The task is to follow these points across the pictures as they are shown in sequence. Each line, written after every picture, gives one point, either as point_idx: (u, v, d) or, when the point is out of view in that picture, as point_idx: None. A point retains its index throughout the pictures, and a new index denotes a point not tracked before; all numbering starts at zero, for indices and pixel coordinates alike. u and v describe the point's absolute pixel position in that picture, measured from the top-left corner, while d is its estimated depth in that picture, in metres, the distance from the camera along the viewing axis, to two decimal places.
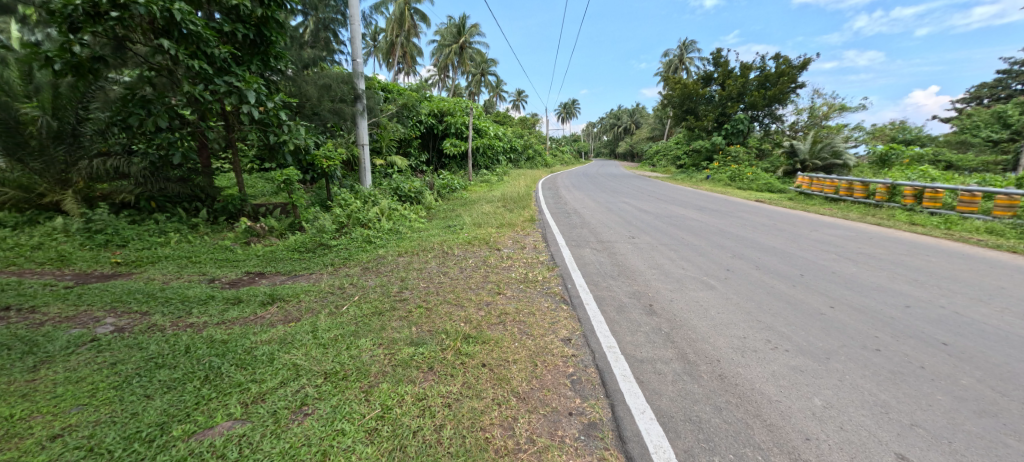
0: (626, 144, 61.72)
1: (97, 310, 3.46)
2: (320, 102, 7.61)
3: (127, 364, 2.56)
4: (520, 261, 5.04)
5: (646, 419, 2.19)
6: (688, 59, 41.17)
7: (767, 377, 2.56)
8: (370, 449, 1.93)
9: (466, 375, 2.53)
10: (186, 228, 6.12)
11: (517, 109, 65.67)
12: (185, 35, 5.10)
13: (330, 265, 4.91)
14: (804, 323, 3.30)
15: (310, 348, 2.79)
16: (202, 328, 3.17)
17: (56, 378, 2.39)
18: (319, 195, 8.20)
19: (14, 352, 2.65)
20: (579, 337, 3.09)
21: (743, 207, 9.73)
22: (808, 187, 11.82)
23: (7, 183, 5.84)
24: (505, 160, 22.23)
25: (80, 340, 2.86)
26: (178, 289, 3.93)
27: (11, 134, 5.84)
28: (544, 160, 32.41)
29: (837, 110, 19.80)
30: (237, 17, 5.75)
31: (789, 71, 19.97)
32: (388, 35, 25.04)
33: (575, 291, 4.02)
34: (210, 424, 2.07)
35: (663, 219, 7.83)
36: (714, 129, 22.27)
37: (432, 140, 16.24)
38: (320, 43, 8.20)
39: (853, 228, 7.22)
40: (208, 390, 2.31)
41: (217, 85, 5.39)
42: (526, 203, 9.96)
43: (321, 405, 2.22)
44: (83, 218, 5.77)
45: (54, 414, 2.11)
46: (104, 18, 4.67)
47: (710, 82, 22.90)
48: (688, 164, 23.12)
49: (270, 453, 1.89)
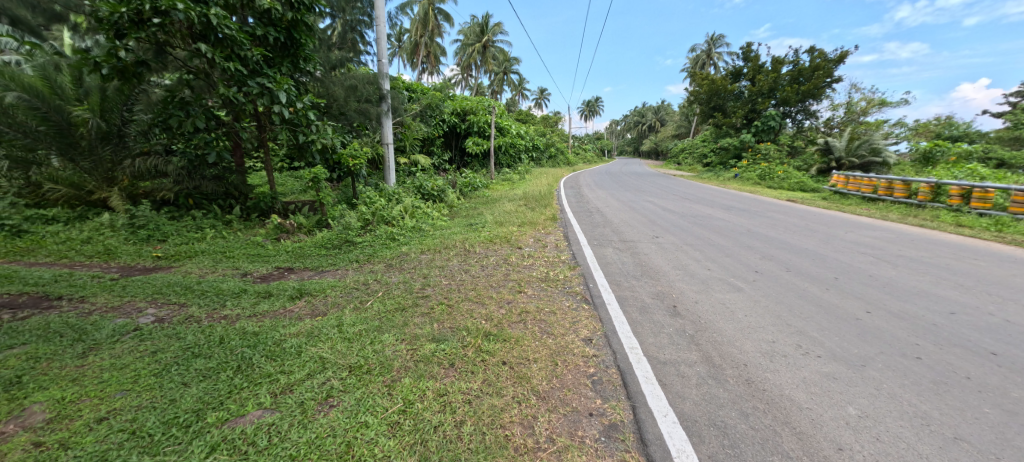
0: (650, 143, 60.47)
1: (139, 301, 3.66)
2: (347, 102, 7.76)
3: (166, 353, 2.70)
4: (541, 260, 5.02)
5: (669, 423, 2.14)
6: (716, 54, 39.92)
7: (797, 384, 2.46)
8: (392, 442, 1.97)
9: (487, 372, 2.54)
10: (221, 225, 6.41)
11: (539, 108, 65.05)
12: (221, 39, 5.33)
13: (355, 261, 5.04)
14: (837, 328, 3.16)
15: (336, 342, 2.86)
16: (235, 320, 3.31)
17: (103, 364, 2.55)
18: (345, 193, 8.41)
19: (65, 340, 2.84)
20: (600, 337, 3.06)
21: (773, 207, 9.40)
22: (844, 187, 11.28)
23: (59, 181, 6.26)
24: (527, 159, 22.21)
25: (124, 329, 3.03)
26: (213, 282, 4.11)
27: (64, 135, 6.24)
28: (566, 159, 32.19)
29: (877, 105, 18.76)
30: (269, 21, 5.93)
31: (825, 65, 19.09)
32: (412, 35, 25.42)
33: (597, 291, 3.97)
34: (242, 412, 2.16)
35: (687, 219, 7.65)
36: (744, 126, 21.56)
37: (454, 139, 16.42)
38: (347, 45, 8.40)
39: (893, 229, 6.86)
40: (240, 380, 2.41)
41: (251, 87, 5.58)
42: (548, 201, 9.93)
43: (346, 397, 2.28)
44: (128, 214, 6.11)
45: (101, 399, 2.24)
46: (147, 24, 4.93)
47: (739, 78, 22.22)
48: (714, 163, 22.51)
49: (298, 442, 1.95)
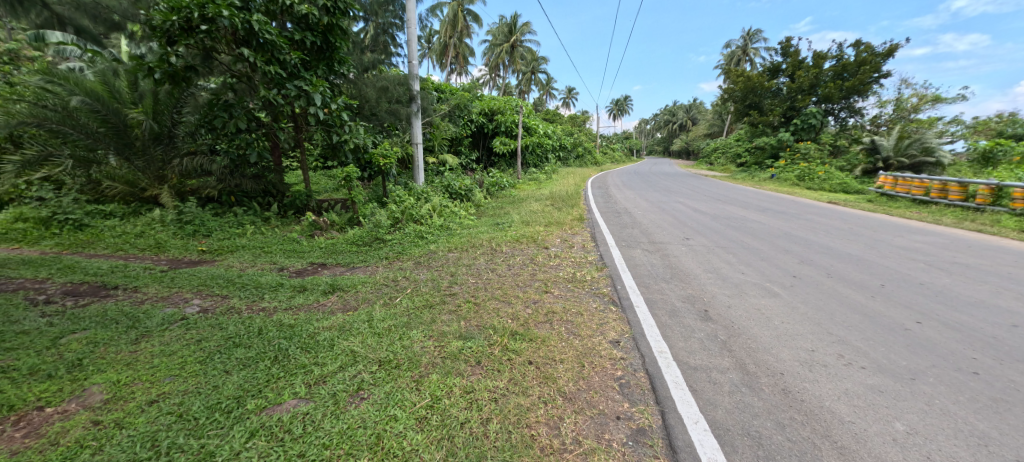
0: (681, 143, 58.92)
1: (186, 292, 3.89)
2: (378, 103, 7.96)
3: (210, 342, 2.86)
4: (568, 260, 4.99)
5: (699, 430, 2.09)
6: (752, 50, 38.40)
7: (839, 396, 2.34)
8: (420, 436, 2.01)
9: (513, 371, 2.55)
10: (260, 221, 6.71)
11: (566, 108, 64.60)
12: (262, 44, 5.59)
13: (385, 258, 5.16)
14: (884, 339, 2.98)
15: (367, 336, 2.94)
16: (273, 312, 3.47)
17: (154, 351, 2.73)
18: (375, 192, 8.64)
19: (120, 327, 3.05)
20: (628, 340, 3.01)
21: (813, 209, 8.96)
22: (892, 188, 10.63)
23: (116, 179, 6.72)
24: (554, 159, 22.10)
25: (172, 318, 3.23)
26: (253, 276, 4.31)
27: (121, 136, 6.69)
28: (593, 159, 31.83)
29: (930, 101, 17.56)
30: (306, 25, 6.15)
31: (872, 59, 18.02)
32: (442, 37, 25.80)
33: (625, 293, 3.91)
34: (279, 400, 2.25)
35: (720, 221, 7.41)
36: (781, 125, 20.66)
37: (482, 139, 16.55)
38: (379, 47, 8.60)
39: (947, 234, 6.40)
40: (277, 369, 2.52)
41: (289, 90, 5.84)
42: (575, 201, 9.84)
43: (376, 390, 2.35)
44: (176, 210, 6.49)
45: (152, 382, 2.40)
46: (195, 31, 5.24)
47: (777, 74, 21.31)
48: (749, 163, 21.68)
49: (330, 432, 2.02)
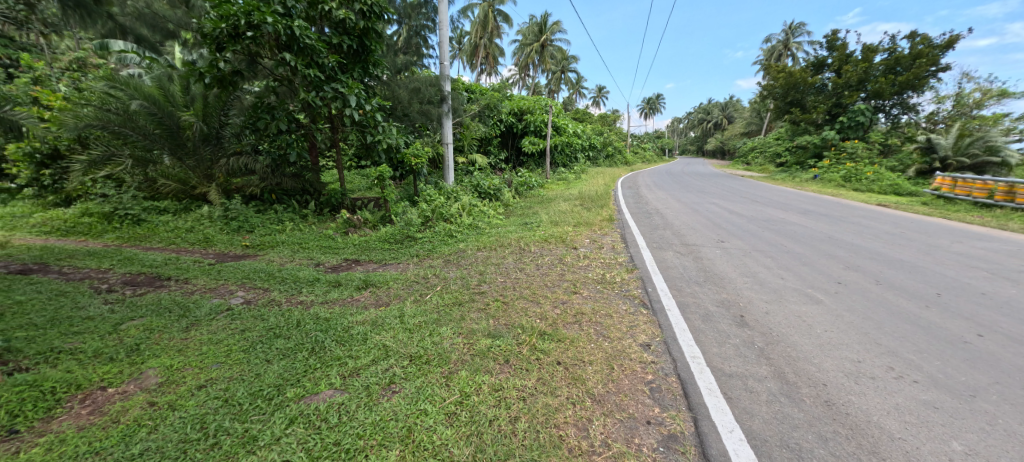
0: (715, 142, 56.95)
1: (231, 284, 4.11)
2: (410, 104, 8.13)
3: (252, 332, 3.01)
4: (597, 261, 4.93)
5: (735, 440, 2.02)
6: (794, 44, 36.60)
7: (888, 411, 2.20)
8: (449, 431, 2.04)
9: (542, 371, 2.55)
10: (299, 218, 7.01)
11: (596, 107, 63.77)
12: (302, 48, 5.84)
13: (416, 256, 5.28)
14: (940, 352, 2.77)
15: (398, 332, 3.02)
16: (310, 305, 3.62)
17: (202, 339, 2.90)
18: (407, 191, 8.83)
19: (173, 315, 3.27)
20: (659, 343, 2.94)
21: (860, 212, 8.45)
22: (950, 191, 9.87)
23: (170, 177, 7.20)
24: (583, 158, 21.89)
25: (219, 309, 3.42)
26: (292, 270, 4.51)
27: (174, 137, 7.14)
28: (623, 158, 31.29)
29: (996, 96, 16.18)
30: (343, 30, 6.37)
31: (929, 51, 16.79)
32: (472, 38, 26.07)
33: (656, 296, 3.82)
34: (316, 390, 2.35)
35: (758, 223, 7.11)
36: (826, 122, 19.60)
37: (511, 138, 16.61)
38: (412, 49, 8.78)
39: (1015, 240, 5.88)
40: (314, 360, 2.62)
41: (326, 92, 6.08)
42: (604, 201, 9.71)
43: (407, 384, 2.40)
44: (222, 207, 6.88)
45: (201, 368, 2.56)
46: (241, 38, 5.54)
47: (822, 69, 20.23)
48: (790, 163, 20.70)
49: (364, 422, 2.09)
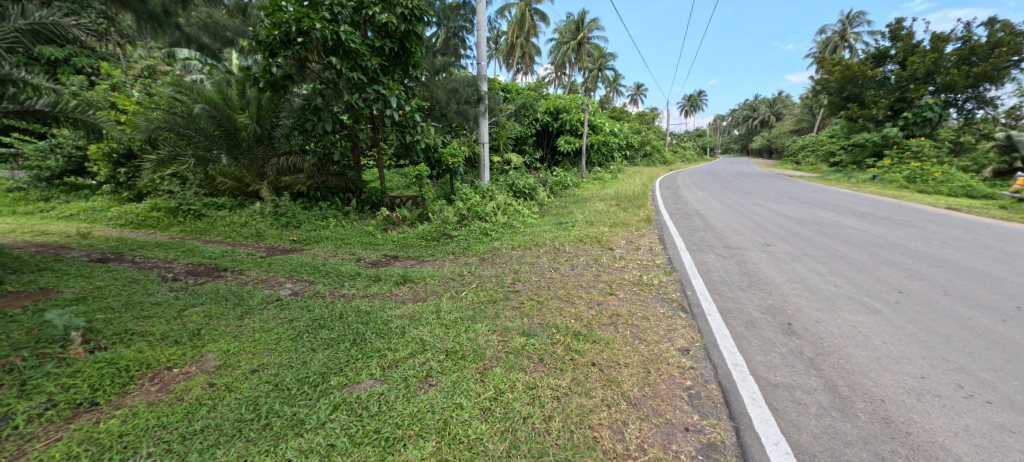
0: (762, 140, 54.13)
1: (281, 276, 4.37)
2: (448, 105, 8.28)
3: (300, 322, 3.19)
4: (634, 262, 4.83)
5: (780, 452, 1.93)
6: (852, 35, 34.12)
7: (956, 432, 2.03)
8: (484, 426, 2.08)
9: (576, 372, 2.54)
10: (341, 215, 7.32)
11: (633, 105, 62.31)
12: (347, 52, 6.09)
13: (452, 253, 5.39)
14: (1019, 371, 2.51)
15: (434, 327, 3.10)
16: (352, 298, 3.79)
17: (255, 326, 3.11)
18: (443, 190, 9.01)
19: (229, 303, 3.52)
20: (699, 349, 2.85)
21: (927, 215, 7.76)
22: None
23: (227, 175, 7.72)
24: (620, 158, 21.47)
25: (270, 299, 3.65)
26: (335, 265, 4.73)
27: (231, 138, 7.66)
28: (661, 157, 30.40)
29: None
30: (386, 33, 6.58)
31: (1012, 39, 15.15)
32: (508, 38, 26.19)
33: (695, 299, 3.70)
34: (358, 379, 2.46)
35: (808, 226, 6.70)
36: (887, 118, 18.15)
37: (546, 138, 16.54)
38: (450, 50, 8.92)
39: None
40: (356, 351, 2.74)
41: (369, 93, 6.32)
42: (641, 202, 9.49)
43: (443, 378, 2.47)
44: (273, 204, 7.31)
45: (254, 354, 2.74)
46: (292, 43, 5.86)
47: (884, 61, 18.75)
48: (845, 162, 19.34)
49: (402, 413, 2.16)
